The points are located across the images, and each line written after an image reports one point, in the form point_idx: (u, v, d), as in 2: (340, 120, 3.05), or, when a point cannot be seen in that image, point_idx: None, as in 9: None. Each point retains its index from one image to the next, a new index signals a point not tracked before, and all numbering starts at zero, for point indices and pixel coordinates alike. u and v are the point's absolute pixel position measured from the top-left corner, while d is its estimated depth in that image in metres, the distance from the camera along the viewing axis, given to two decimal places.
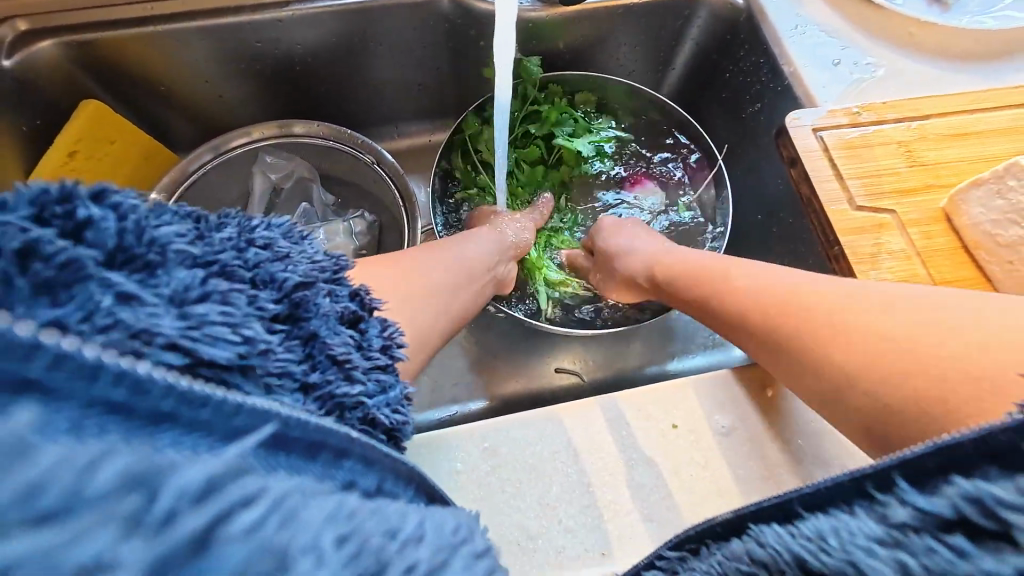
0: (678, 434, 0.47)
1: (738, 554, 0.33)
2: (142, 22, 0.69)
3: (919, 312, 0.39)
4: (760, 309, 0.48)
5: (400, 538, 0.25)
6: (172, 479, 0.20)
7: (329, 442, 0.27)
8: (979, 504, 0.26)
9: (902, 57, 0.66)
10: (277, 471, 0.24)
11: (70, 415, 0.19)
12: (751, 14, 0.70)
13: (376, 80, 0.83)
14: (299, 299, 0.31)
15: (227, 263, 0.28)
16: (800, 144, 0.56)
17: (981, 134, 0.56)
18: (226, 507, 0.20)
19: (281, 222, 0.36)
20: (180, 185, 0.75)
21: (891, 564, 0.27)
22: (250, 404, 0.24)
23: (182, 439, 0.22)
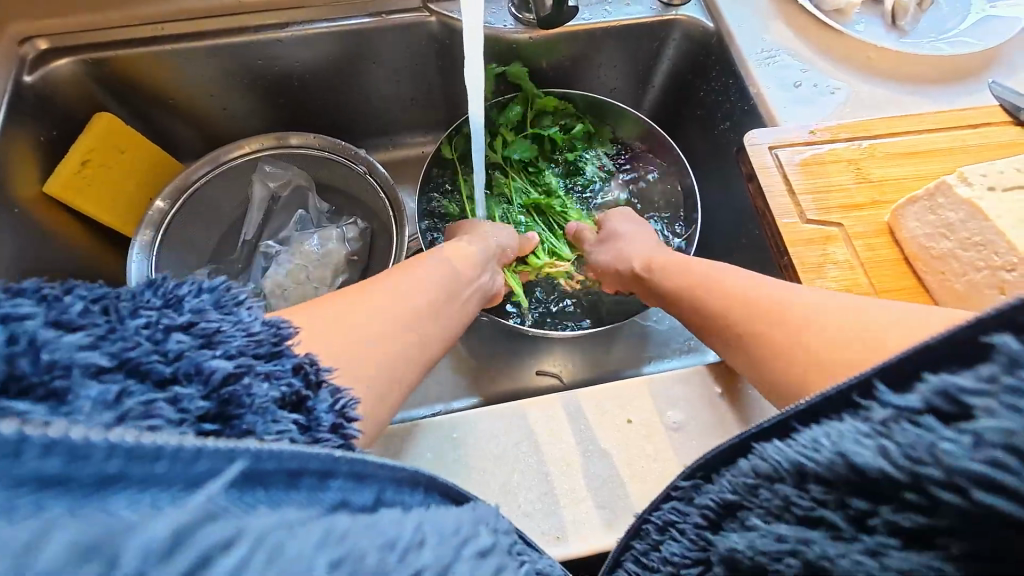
0: (633, 428, 0.50)
1: (745, 471, 0.34)
2: (155, 41, 0.75)
3: (833, 296, 0.45)
4: (708, 302, 0.54)
5: (400, 548, 0.28)
6: (131, 539, 0.22)
7: (309, 468, 0.28)
8: (944, 394, 0.26)
9: (860, 79, 0.70)
10: (253, 507, 0.26)
11: (2, 496, 0.21)
12: (721, 38, 0.75)
13: (373, 95, 0.88)
14: (228, 394, 0.29)
15: (143, 361, 0.27)
16: (756, 161, 0.60)
17: (925, 153, 0.61)
18: (200, 554, 0.23)
19: (212, 289, 0.33)
20: (184, 193, 0.80)
21: (870, 449, 0.27)
22: (211, 447, 0.25)
23: (138, 497, 0.23)
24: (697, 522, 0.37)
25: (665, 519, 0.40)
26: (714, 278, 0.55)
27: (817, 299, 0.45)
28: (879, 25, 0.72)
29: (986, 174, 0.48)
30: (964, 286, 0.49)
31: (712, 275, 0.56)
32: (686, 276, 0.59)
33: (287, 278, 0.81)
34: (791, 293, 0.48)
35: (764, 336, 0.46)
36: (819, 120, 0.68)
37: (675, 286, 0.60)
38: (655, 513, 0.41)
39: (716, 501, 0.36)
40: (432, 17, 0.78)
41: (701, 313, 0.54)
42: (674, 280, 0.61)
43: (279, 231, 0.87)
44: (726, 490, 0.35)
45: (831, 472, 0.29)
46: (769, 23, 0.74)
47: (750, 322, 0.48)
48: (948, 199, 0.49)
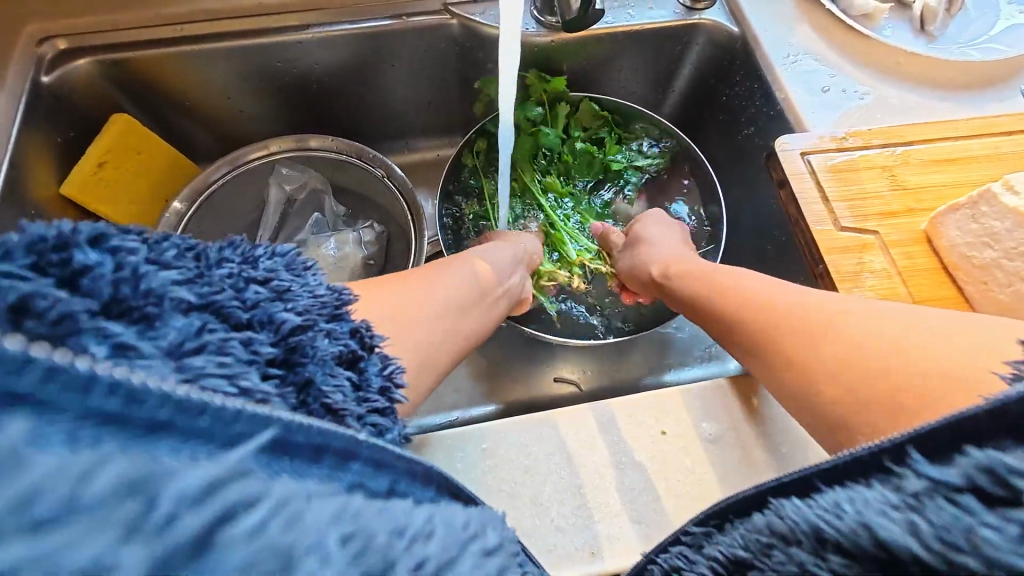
0: (668, 440, 0.49)
1: (760, 527, 0.33)
2: (174, 42, 0.74)
3: (905, 313, 0.41)
4: (759, 315, 0.49)
5: (409, 535, 0.27)
6: (170, 482, 0.21)
7: (333, 446, 0.28)
8: (992, 474, 0.26)
9: (889, 85, 0.69)
10: (281, 476, 0.25)
11: (64, 427, 0.21)
12: (746, 42, 0.74)
13: (391, 98, 0.87)
14: (295, 343, 0.31)
15: (224, 304, 0.29)
16: (788, 167, 0.59)
17: (961, 161, 0.60)
18: (229, 507, 0.22)
19: (284, 251, 0.35)
20: (201, 195, 0.79)
21: (901, 525, 0.27)
22: (249, 410, 0.25)
23: (180, 447, 0.23)
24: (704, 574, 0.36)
25: (671, 564, 0.39)
26: (764, 291, 0.51)
27: (892, 314, 0.41)
28: (907, 30, 0.71)
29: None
30: (1009, 296, 0.48)
31: (759, 288, 0.51)
32: (727, 289, 0.55)
33: None
34: (859, 306, 0.43)
35: (794, 355, 0.44)
36: (848, 125, 0.67)
37: (716, 299, 0.55)
38: (662, 556, 0.40)
39: (727, 554, 0.35)
40: (454, 20, 0.77)
41: (733, 324, 0.52)
42: (714, 291, 0.56)
43: (295, 234, 0.86)
44: (736, 545, 0.34)
45: (855, 543, 0.28)
46: (794, 27, 0.73)
47: (817, 337, 0.43)
48: (993, 209, 0.48)
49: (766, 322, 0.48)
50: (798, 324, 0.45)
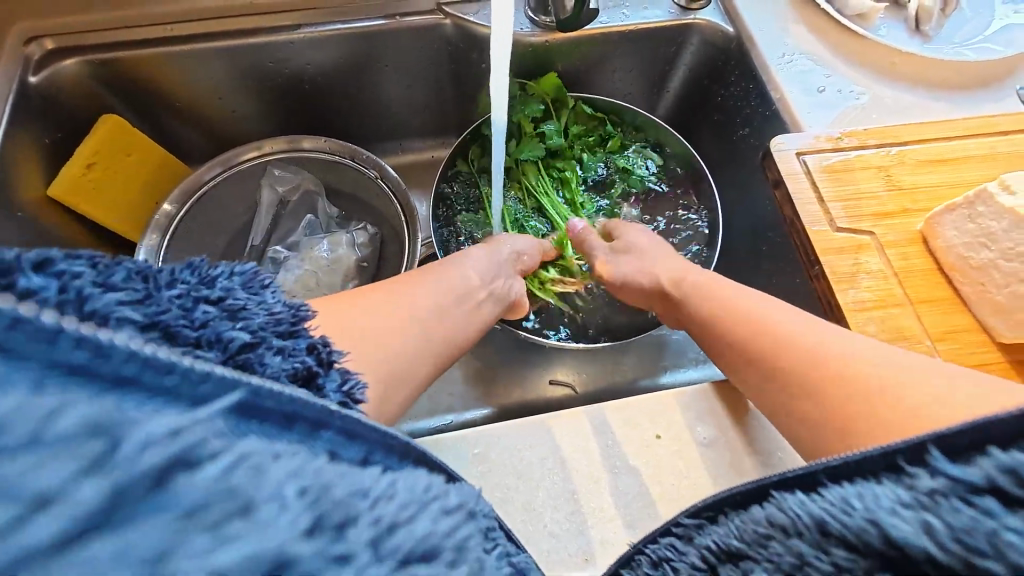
0: (662, 444, 0.48)
1: (757, 518, 0.34)
2: (164, 42, 0.73)
3: (894, 354, 0.40)
4: (744, 338, 0.48)
5: (371, 496, 0.26)
6: (135, 430, 0.21)
7: (304, 414, 0.28)
8: (1012, 474, 0.27)
9: (884, 85, 0.69)
10: (248, 436, 0.25)
11: (32, 374, 0.21)
12: (741, 42, 0.74)
13: (385, 99, 0.86)
14: (242, 361, 0.29)
15: (172, 323, 0.27)
16: (783, 167, 0.58)
17: (957, 161, 0.59)
18: (188, 453, 0.22)
19: (242, 269, 0.34)
20: (190, 198, 0.78)
21: (913, 523, 0.28)
22: (219, 373, 0.25)
23: (145, 402, 0.23)
24: (695, 562, 0.36)
25: (660, 554, 0.38)
26: (755, 309, 0.50)
27: (879, 354, 0.41)
28: (902, 30, 0.71)
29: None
30: (1006, 298, 0.47)
31: (749, 305, 0.51)
32: (717, 304, 0.54)
33: (296, 284, 0.79)
34: (847, 341, 0.43)
35: (783, 378, 0.43)
36: (844, 125, 0.66)
37: (703, 315, 0.55)
38: (651, 546, 0.40)
39: (721, 545, 0.35)
40: (447, 20, 0.77)
41: (716, 330, 0.52)
42: (702, 304, 0.56)
43: (287, 236, 0.85)
44: (731, 536, 0.35)
45: (863, 537, 0.29)
46: (789, 27, 0.73)
47: (800, 372, 0.42)
48: (989, 209, 0.47)
49: (750, 347, 0.47)
50: (781, 352, 0.45)
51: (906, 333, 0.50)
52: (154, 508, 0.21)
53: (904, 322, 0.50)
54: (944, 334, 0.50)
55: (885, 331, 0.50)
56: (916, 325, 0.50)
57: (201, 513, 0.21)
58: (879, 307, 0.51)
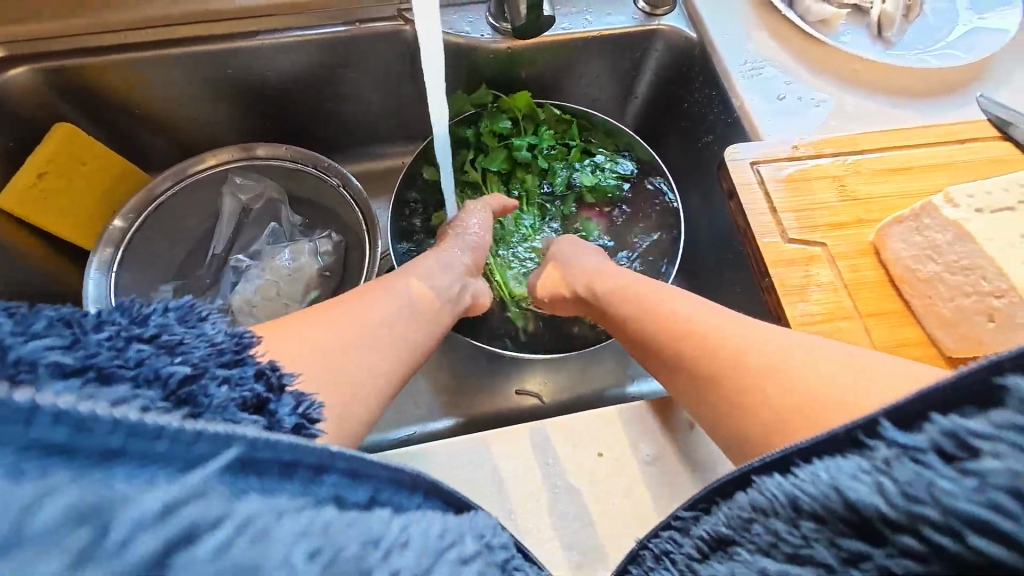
0: (604, 462, 0.47)
1: (741, 504, 0.33)
2: (121, 49, 0.72)
3: (825, 349, 0.40)
4: (678, 348, 0.47)
5: (384, 547, 0.29)
6: (124, 509, 0.23)
7: (304, 462, 0.29)
8: (954, 437, 0.26)
9: (847, 92, 0.68)
10: (248, 493, 0.26)
11: (8, 460, 0.23)
12: (704, 48, 0.73)
13: (349, 105, 0.85)
14: (187, 395, 0.28)
15: (104, 365, 0.26)
16: (736, 177, 0.57)
17: (913, 170, 0.58)
18: (186, 530, 0.24)
19: (178, 303, 0.32)
20: (145, 209, 0.76)
21: (870, 486, 0.28)
22: (210, 430, 0.26)
23: (136, 471, 0.24)
24: (691, 553, 0.36)
25: (662, 547, 0.38)
26: (685, 317, 0.48)
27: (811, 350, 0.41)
28: (864, 36, 0.70)
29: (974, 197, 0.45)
30: (952, 311, 0.46)
31: (680, 314, 0.49)
32: (650, 311, 0.52)
33: (255, 294, 0.78)
34: (779, 340, 0.42)
35: (720, 387, 0.43)
36: (805, 132, 0.65)
37: (637, 323, 0.53)
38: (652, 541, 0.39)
39: (710, 534, 0.35)
40: (407, 26, 0.76)
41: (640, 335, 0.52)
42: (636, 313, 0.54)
43: (251, 244, 0.84)
44: (720, 523, 0.34)
45: (827, 508, 0.29)
46: (752, 33, 0.72)
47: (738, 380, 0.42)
48: (934, 221, 0.46)
49: (685, 357, 0.46)
50: (717, 361, 0.43)
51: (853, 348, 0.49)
52: None
53: (852, 337, 0.49)
54: (892, 348, 0.49)
55: None
56: (863, 339, 0.49)
57: None
58: (827, 321, 0.50)
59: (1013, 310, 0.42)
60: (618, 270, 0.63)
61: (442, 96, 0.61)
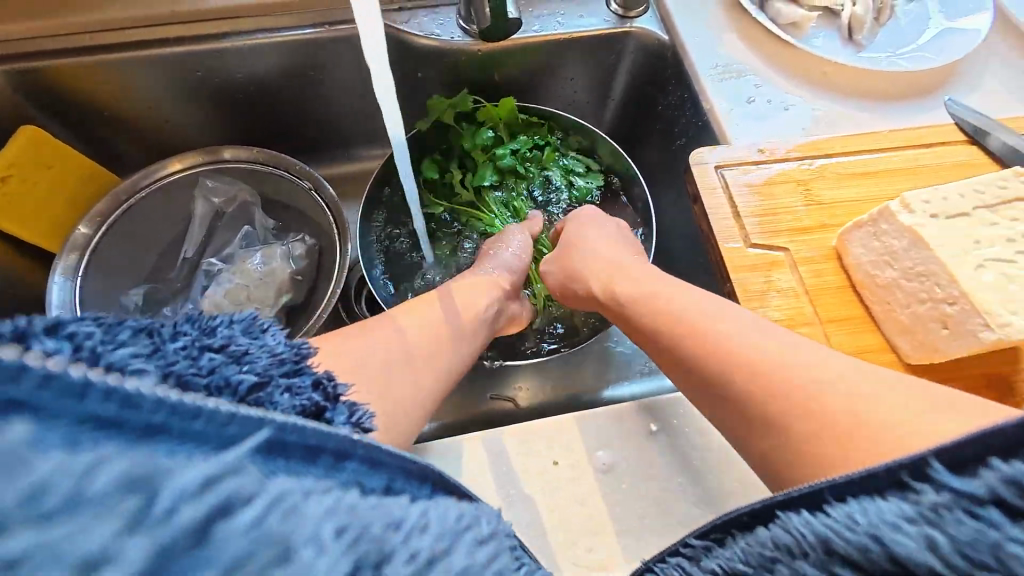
0: (560, 471, 0.47)
1: (763, 541, 0.32)
2: (88, 51, 0.72)
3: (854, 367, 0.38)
4: (704, 348, 0.43)
5: (405, 528, 0.28)
6: (169, 480, 0.23)
7: (327, 445, 0.28)
8: (1017, 486, 0.26)
9: (817, 95, 0.68)
10: (279, 473, 0.26)
11: (63, 432, 0.22)
12: (676, 50, 0.73)
13: (324, 108, 0.85)
14: (255, 401, 0.28)
15: (181, 371, 0.26)
16: (701, 181, 0.57)
17: (878, 174, 0.58)
18: (226, 501, 0.23)
19: (242, 316, 0.32)
20: (110, 214, 0.75)
21: (918, 540, 0.27)
22: (243, 412, 0.26)
23: (177, 449, 0.24)
24: None
25: (668, 574, 0.38)
26: (712, 317, 0.45)
27: (845, 367, 0.38)
28: (836, 39, 0.70)
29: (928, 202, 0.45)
30: (909, 318, 0.46)
31: (704, 313, 0.46)
32: (671, 309, 0.49)
33: (226, 298, 0.78)
34: (813, 355, 0.39)
35: (747, 394, 0.40)
36: (774, 136, 0.65)
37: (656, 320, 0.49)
38: (658, 564, 0.39)
39: (724, 568, 0.34)
40: None
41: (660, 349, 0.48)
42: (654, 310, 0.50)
43: (223, 248, 0.84)
44: (737, 560, 0.34)
45: (866, 558, 0.28)
46: (723, 36, 0.72)
47: (769, 391, 0.38)
48: (891, 226, 0.46)
49: (709, 361, 0.43)
50: (746, 369, 0.40)
51: None
52: (198, 558, 0.22)
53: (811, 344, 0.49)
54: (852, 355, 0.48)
55: None
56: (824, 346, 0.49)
57: (241, 566, 0.23)
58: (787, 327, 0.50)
59: (966, 317, 0.42)
60: (643, 268, 0.57)
61: (394, 105, 0.61)
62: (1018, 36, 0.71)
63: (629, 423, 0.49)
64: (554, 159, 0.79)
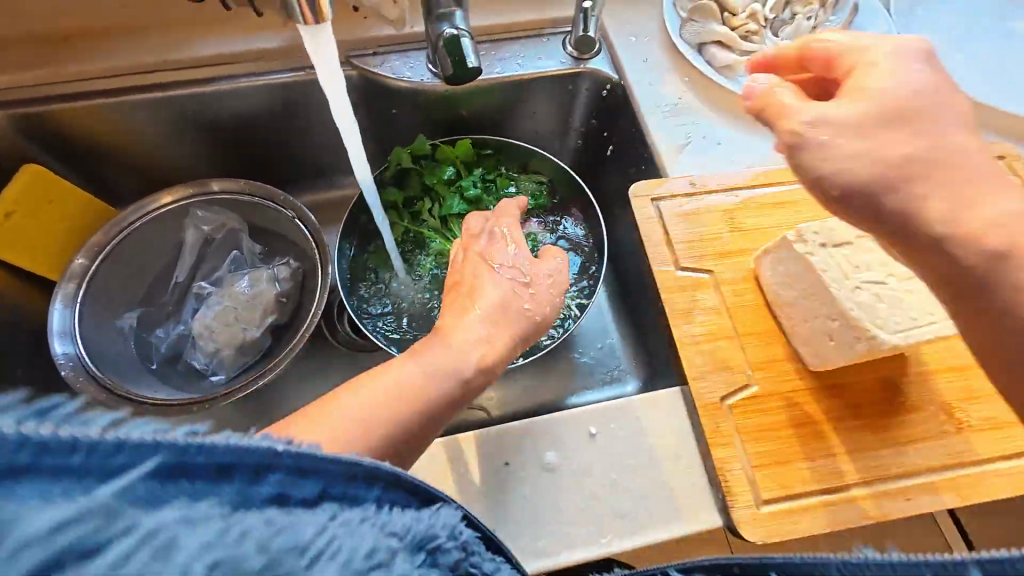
0: (511, 470, 0.53)
1: None
2: (91, 96, 0.79)
3: None
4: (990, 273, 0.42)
5: (309, 555, 0.30)
6: (15, 529, 0.25)
7: (243, 465, 0.31)
8: None
9: (748, 131, 0.76)
10: (171, 499, 0.29)
11: None
12: (624, 89, 0.81)
13: (307, 141, 0.91)
14: (117, 465, 0.28)
15: (31, 445, 0.26)
16: (639, 213, 0.65)
17: (794, 204, 0.67)
18: (81, 540, 0.26)
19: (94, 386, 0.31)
20: (105, 247, 0.82)
21: None
22: (131, 443, 0.28)
23: (40, 489, 0.26)
24: None
25: None
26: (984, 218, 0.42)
27: None
28: None
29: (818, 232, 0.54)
30: (807, 330, 0.54)
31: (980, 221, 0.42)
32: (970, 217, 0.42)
33: (215, 320, 0.84)
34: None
35: None
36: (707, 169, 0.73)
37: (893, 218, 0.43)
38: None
39: None
40: (353, 71, 0.82)
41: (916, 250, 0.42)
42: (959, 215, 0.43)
43: (213, 273, 0.90)
44: None
45: None
46: (664, 77, 0.80)
47: None
48: (790, 253, 0.54)
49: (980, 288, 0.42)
50: None
51: (729, 363, 0.56)
52: None
53: (729, 354, 0.57)
54: (765, 363, 0.56)
55: (711, 361, 0.56)
56: (741, 357, 0.56)
57: None
58: (710, 340, 0.58)
59: (844, 331, 0.51)
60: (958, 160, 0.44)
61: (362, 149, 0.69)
62: None
63: (576, 429, 0.55)
64: (509, 183, 0.86)
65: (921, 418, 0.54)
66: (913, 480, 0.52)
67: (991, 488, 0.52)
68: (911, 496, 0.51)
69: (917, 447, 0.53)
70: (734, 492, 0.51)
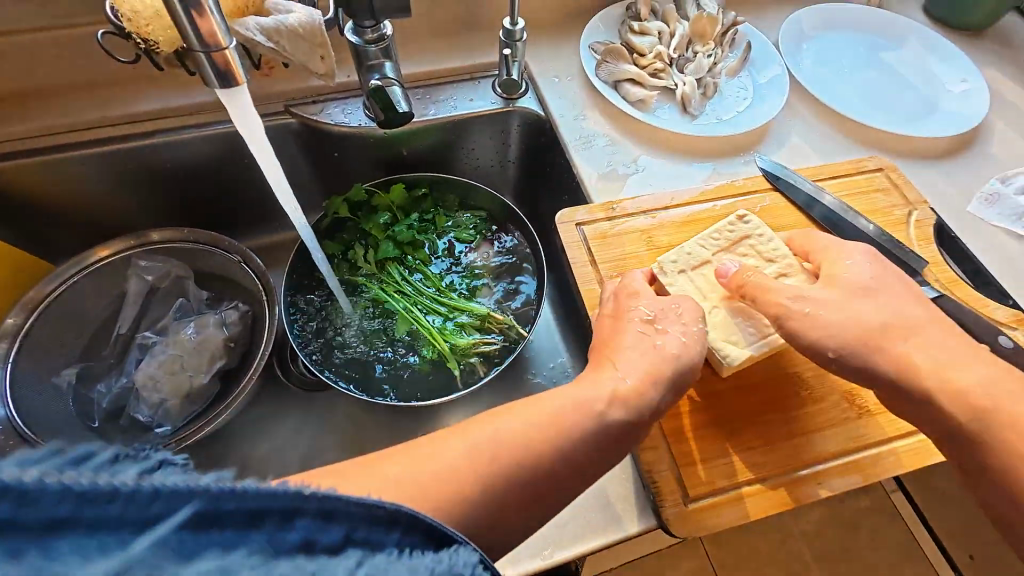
0: None
1: None
2: (34, 151, 0.80)
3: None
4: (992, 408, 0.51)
5: None
6: None
7: (270, 512, 0.32)
8: None
9: (662, 157, 0.84)
10: (204, 550, 0.30)
11: None
12: (551, 125, 0.88)
13: (251, 184, 0.93)
14: (152, 515, 0.30)
15: (82, 494, 0.29)
16: (567, 237, 0.71)
17: (704, 221, 0.74)
18: None
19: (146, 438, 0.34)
20: (40, 304, 0.80)
21: None
22: (168, 490, 0.31)
23: (85, 543, 0.29)
24: None
25: None
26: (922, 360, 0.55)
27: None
28: (674, 111, 0.86)
29: (676, 261, 0.65)
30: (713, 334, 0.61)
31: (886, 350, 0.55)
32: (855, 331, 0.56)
33: (159, 370, 0.83)
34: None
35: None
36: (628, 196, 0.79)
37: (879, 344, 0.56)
38: None
39: None
40: (294, 119, 0.86)
41: (936, 421, 0.54)
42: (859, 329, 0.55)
43: (158, 321, 0.90)
44: None
45: None
46: (586, 113, 0.88)
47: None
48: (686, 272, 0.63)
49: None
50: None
51: None
52: None
53: None
54: None
55: None
56: None
57: None
58: None
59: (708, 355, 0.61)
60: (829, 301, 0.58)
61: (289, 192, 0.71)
62: (814, 102, 0.90)
63: None
64: (447, 223, 0.91)
65: (823, 408, 0.61)
66: (820, 467, 0.58)
67: (887, 467, 0.59)
68: (815, 481, 0.57)
69: (813, 437, 0.59)
70: (664, 492, 0.55)
